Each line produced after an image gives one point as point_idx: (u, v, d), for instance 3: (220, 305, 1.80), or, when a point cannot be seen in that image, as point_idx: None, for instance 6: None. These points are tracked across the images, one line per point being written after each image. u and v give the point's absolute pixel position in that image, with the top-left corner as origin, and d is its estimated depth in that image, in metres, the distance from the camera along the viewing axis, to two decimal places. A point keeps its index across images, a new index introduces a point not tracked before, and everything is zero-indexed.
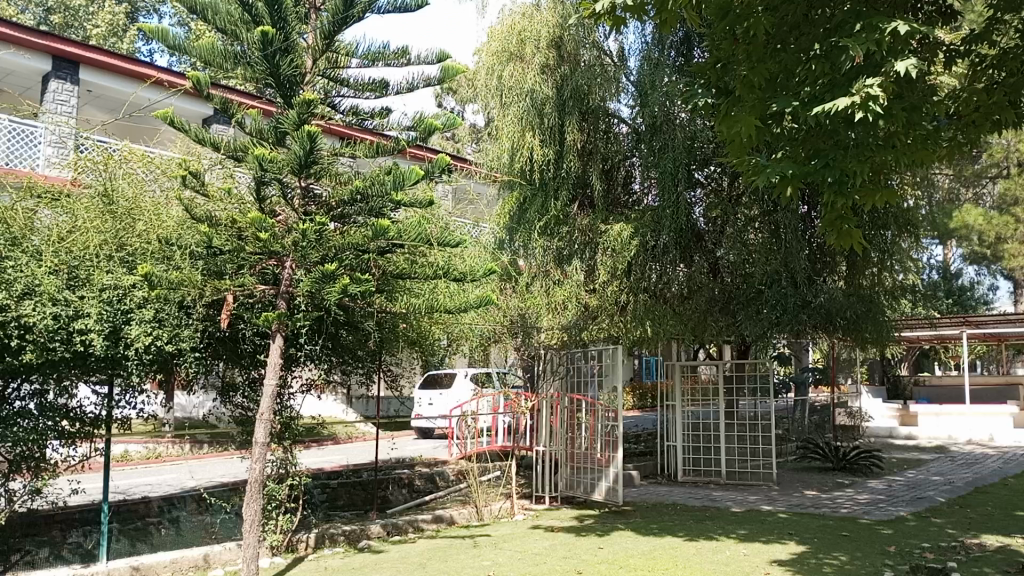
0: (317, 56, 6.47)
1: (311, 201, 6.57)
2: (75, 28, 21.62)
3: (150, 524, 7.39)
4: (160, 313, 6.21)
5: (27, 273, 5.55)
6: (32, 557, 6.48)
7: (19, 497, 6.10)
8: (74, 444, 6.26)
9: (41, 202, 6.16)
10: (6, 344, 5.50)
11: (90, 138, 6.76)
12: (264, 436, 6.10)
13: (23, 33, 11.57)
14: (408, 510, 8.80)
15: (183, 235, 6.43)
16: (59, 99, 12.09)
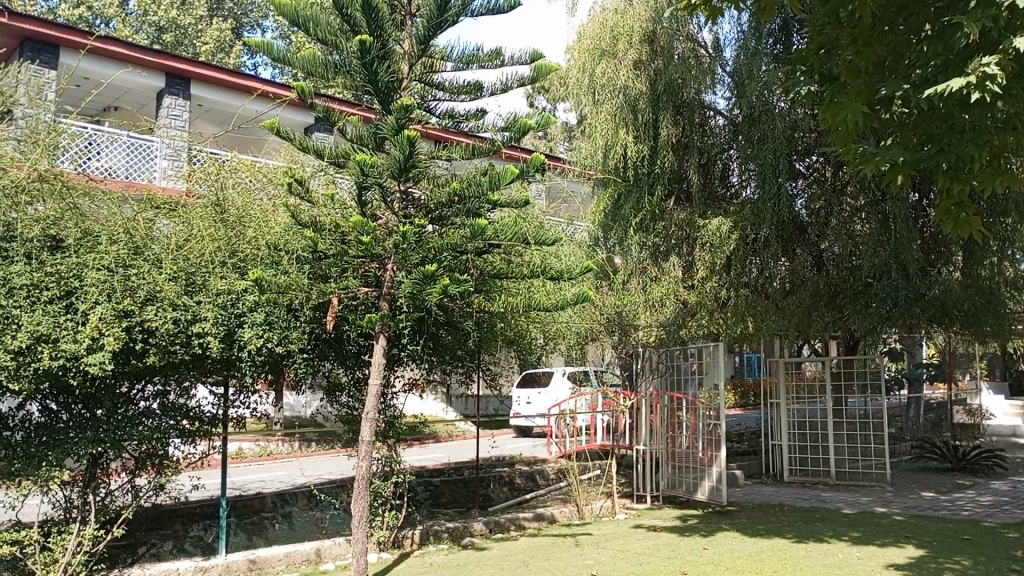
0: (413, 61, 6.59)
1: (410, 204, 6.69)
2: (185, 46, 22.63)
3: (264, 519, 7.69)
4: (270, 316, 6.46)
5: (148, 279, 5.85)
6: (158, 549, 6.85)
7: (145, 492, 6.43)
8: (194, 442, 6.59)
9: (158, 212, 6.49)
10: (132, 347, 5.83)
11: (203, 150, 7.10)
12: (370, 435, 6.27)
13: (139, 53, 12.24)
14: (509, 508, 8.88)
15: (290, 241, 6.69)
16: (172, 114, 12.75)
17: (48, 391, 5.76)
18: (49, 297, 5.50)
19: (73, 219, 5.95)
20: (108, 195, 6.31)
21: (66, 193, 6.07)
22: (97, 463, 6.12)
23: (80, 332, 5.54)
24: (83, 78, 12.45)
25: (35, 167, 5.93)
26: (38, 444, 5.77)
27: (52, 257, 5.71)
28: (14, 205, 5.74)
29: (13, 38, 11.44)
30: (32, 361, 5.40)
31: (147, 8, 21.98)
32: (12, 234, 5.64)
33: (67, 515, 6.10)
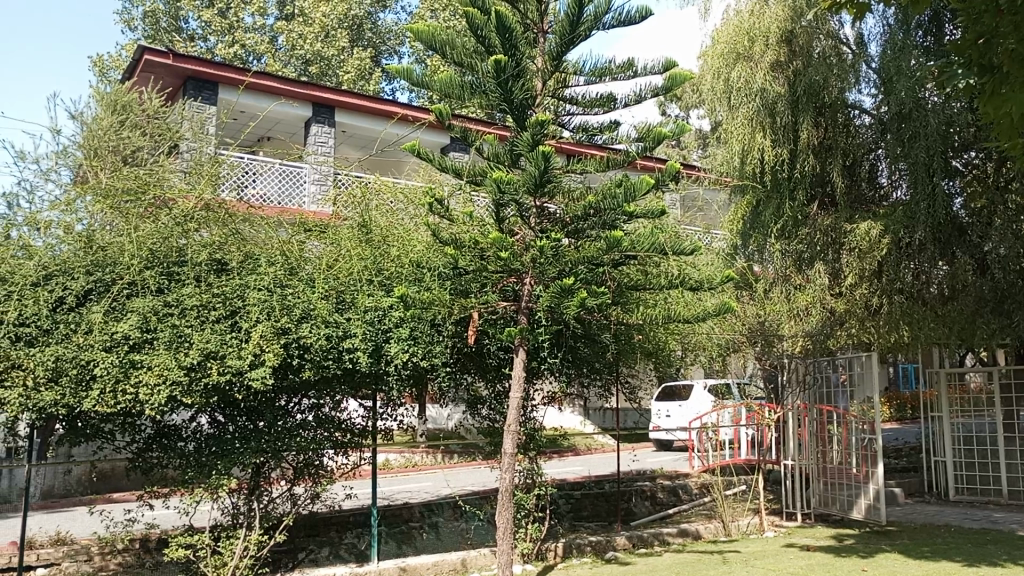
0: (547, 78, 6.66)
1: (547, 219, 6.74)
2: (329, 76, 23.70)
3: (413, 528, 7.96)
4: (415, 331, 6.66)
5: (303, 298, 6.20)
6: (315, 555, 7.21)
7: (302, 500, 6.77)
8: (346, 452, 6.87)
9: (310, 234, 6.85)
10: (290, 362, 6.15)
11: (349, 173, 7.46)
12: (512, 447, 6.36)
13: (288, 86, 12.99)
14: (651, 523, 8.75)
15: (432, 258, 6.91)
16: (319, 141, 13.45)
17: (215, 405, 6.19)
18: (215, 317, 5.92)
19: (236, 243, 6.40)
20: (266, 220, 6.71)
21: (229, 220, 6.47)
22: (260, 472, 6.47)
23: (243, 348, 5.90)
24: (239, 112, 13.34)
25: (202, 197, 6.43)
26: (208, 454, 6.20)
27: (218, 279, 6.16)
28: (183, 232, 6.25)
29: (177, 78, 12.38)
30: (202, 376, 5.80)
31: (294, 43, 23.27)
32: (184, 260, 6.18)
33: (234, 520, 6.47)
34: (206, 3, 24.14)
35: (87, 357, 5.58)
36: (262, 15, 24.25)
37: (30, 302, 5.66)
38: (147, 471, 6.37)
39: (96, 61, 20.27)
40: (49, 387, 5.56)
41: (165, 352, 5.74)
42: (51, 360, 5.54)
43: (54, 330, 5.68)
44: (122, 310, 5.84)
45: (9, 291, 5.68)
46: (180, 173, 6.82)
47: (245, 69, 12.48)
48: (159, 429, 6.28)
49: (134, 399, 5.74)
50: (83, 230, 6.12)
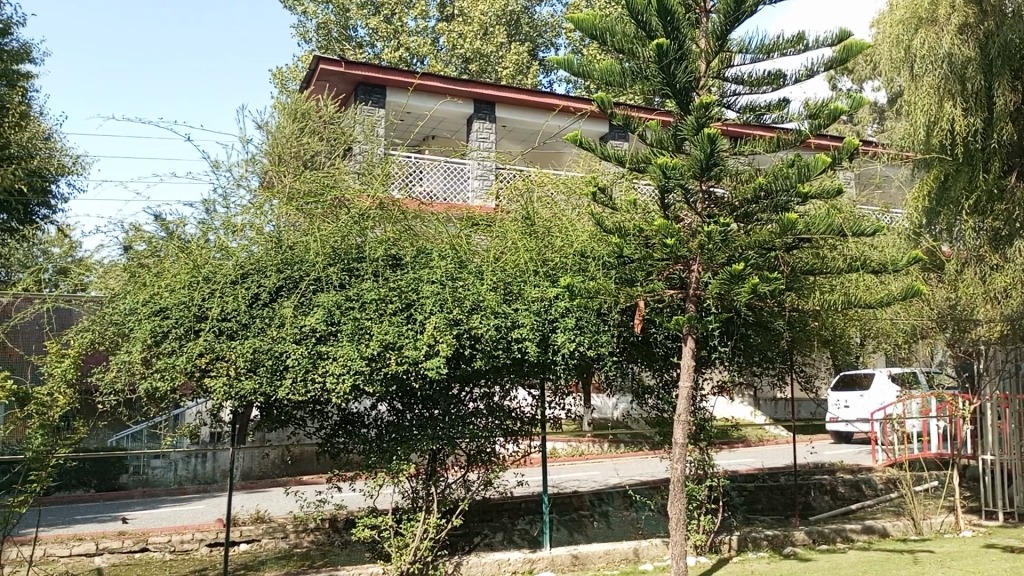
0: (711, 58, 6.47)
1: (713, 204, 6.52)
2: (488, 73, 24.24)
3: (584, 516, 8.02)
4: (581, 320, 6.67)
5: (473, 290, 6.36)
6: (490, 540, 7.46)
7: (476, 487, 6.91)
8: (517, 441, 6.99)
9: (477, 228, 7.04)
10: (462, 352, 6.33)
11: (512, 167, 7.59)
12: (683, 437, 6.24)
13: (451, 85, 13.43)
14: (832, 519, 8.34)
15: (596, 247, 6.95)
16: (481, 137, 13.86)
17: (394, 393, 6.48)
18: (393, 309, 6.19)
19: (408, 239, 6.68)
20: (435, 215, 6.96)
21: (401, 217, 6.80)
22: (436, 458, 6.70)
23: (418, 339, 6.11)
24: (406, 113, 13.92)
25: (378, 197, 6.79)
26: (389, 440, 6.51)
27: (393, 274, 6.45)
28: (361, 230, 6.61)
29: (349, 84, 13.07)
30: (382, 366, 6.08)
31: (454, 42, 23.97)
32: (362, 256, 6.52)
33: (413, 504, 6.72)
34: (372, 10, 25.25)
35: (280, 349, 6.00)
36: (424, 18, 25.12)
37: (230, 299, 6.14)
38: (335, 455, 6.81)
39: (276, 74, 21.76)
40: (248, 376, 6.02)
41: (348, 343, 6.05)
42: (250, 352, 5.99)
43: (251, 324, 6.12)
44: (310, 305, 6.22)
45: (212, 289, 6.19)
46: (355, 174, 7.24)
47: (412, 72, 12.98)
48: (344, 416, 6.71)
49: (322, 387, 6.11)
50: (272, 231, 6.59)
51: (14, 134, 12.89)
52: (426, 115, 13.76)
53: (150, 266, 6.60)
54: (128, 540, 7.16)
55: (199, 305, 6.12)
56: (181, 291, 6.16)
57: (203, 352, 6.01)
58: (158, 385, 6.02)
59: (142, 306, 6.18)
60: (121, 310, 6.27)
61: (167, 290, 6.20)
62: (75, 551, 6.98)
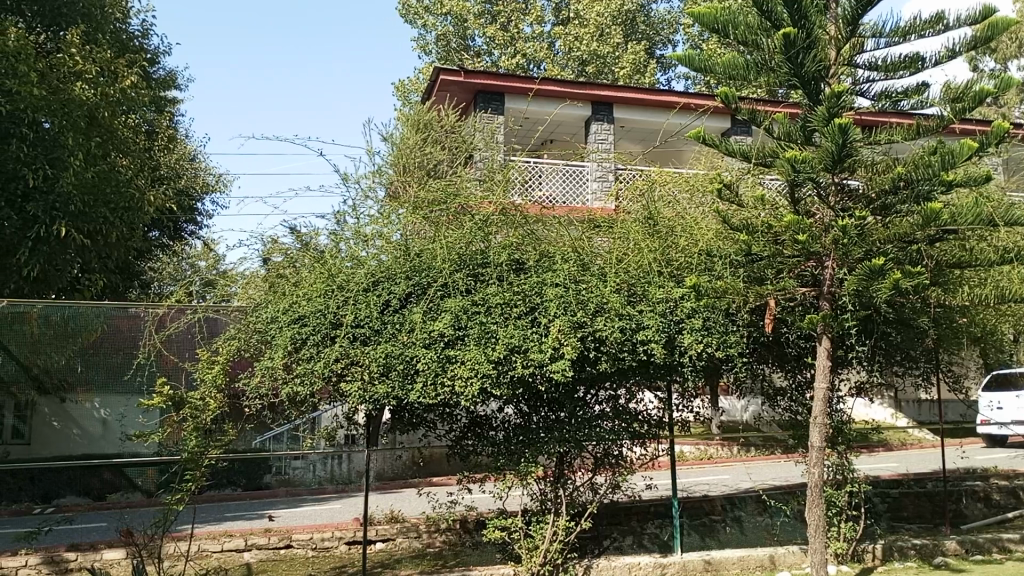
0: (842, 45, 6.20)
1: (847, 196, 6.25)
2: (606, 74, 24.26)
3: (715, 521, 7.91)
4: (709, 320, 6.53)
5: (597, 293, 6.35)
6: (620, 544, 7.39)
7: (604, 490, 6.87)
8: (645, 444, 6.92)
9: (599, 230, 7.01)
10: (587, 355, 6.29)
11: (633, 167, 7.52)
12: (820, 441, 5.99)
13: (568, 88, 13.48)
14: (987, 528, 7.81)
15: (722, 245, 6.81)
16: (599, 138, 13.86)
17: (520, 396, 6.53)
18: (517, 313, 6.24)
19: (531, 243, 6.76)
20: (557, 219, 6.97)
21: (524, 222, 6.87)
22: (564, 461, 6.71)
23: (544, 342, 6.13)
24: (524, 119, 14.07)
25: (500, 202, 6.91)
26: (516, 443, 6.57)
27: (517, 278, 6.52)
28: (484, 235, 6.73)
29: (469, 93, 13.32)
30: (508, 369, 6.13)
31: (571, 45, 23.92)
32: (487, 261, 6.62)
33: (542, 506, 6.75)
34: (489, 19, 25.59)
35: (411, 353, 6.16)
36: (539, 23, 25.28)
37: (363, 306, 6.36)
38: (465, 457, 6.96)
39: (397, 86, 22.43)
40: (381, 380, 6.21)
41: (475, 347, 6.14)
42: (382, 357, 6.18)
43: (383, 330, 6.32)
44: (437, 310, 6.35)
45: (346, 297, 6.45)
46: (478, 181, 7.37)
47: (530, 77, 13.12)
48: (472, 419, 6.83)
49: (451, 390, 6.23)
50: (399, 240, 6.81)
51: (161, 155, 13.86)
52: (546, 119, 13.88)
53: (288, 276, 6.94)
54: (273, 536, 7.51)
55: (335, 312, 6.38)
56: (318, 300, 6.46)
57: (339, 357, 6.25)
58: (299, 389, 6.32)
59: (282, 315, 6.52)
60: (264, 318, 6.63)
61: (305, 299, 6.51)
62: (226, 546, 7.38)
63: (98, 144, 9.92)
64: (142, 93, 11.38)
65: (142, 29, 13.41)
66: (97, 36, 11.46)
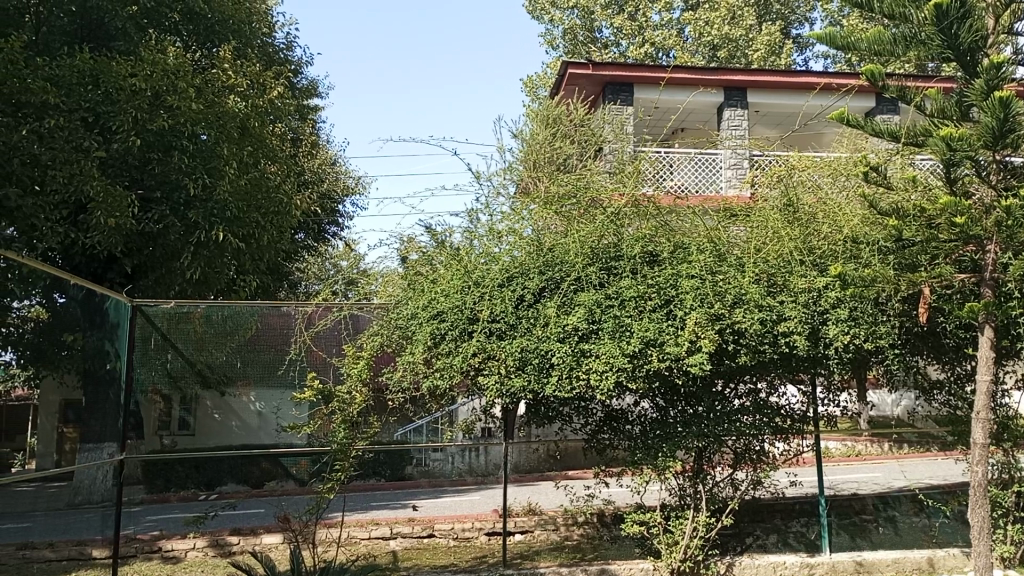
0: (1001, 12, 5.75)
1: (1010, 174, 5.79)
2: (738, 58, 23.63)
3: (867, 521, 7.54)
4: (856, 310, 6.23)
5: (734, 284, 6.18)
6: (763, 542, 7.21)
7: (745, 486, 6.71)
8: (788, 439, 6.72)
9: (735, 218, 6.82)
10: (726, 348, 6.15)
11: (770, 153, 7.25)
12: (983, 437, 5.57)
13: (700, 74, 13.18)
14: None
15: (870, 231, 6.47)
16: (732, 125, 13.50)
17: (657, 391, 6.45)
18: (652, 306, 6.16)
19: (665, 235, 6.64)
20: (691, 210, 6.81)
21: (657, 213, 6.77)
22: (703, 456, 6.59)
23: (680, 335, 6.02)
24: (654, 109, 13.89)
25: (632, 194, 6.83)
26: (654, 437, 6.49)
27: (651, 270, 6.43)
28: (617, 228, 6.67)
29: (597, 86, 13.26)
30: (644, 363, 6.07)
31: (701, 31, 23.43)
32: (621, 254, 6.55)
33: (681, 501, 6.66)
34: (617, 9, 25.29)
35: (546, 347, 6.22)
36: (668, 10, 24.85)
37: (499, 301, 6.46)
38: (602, 450, 6.99)
39: (525, 82, 22.59)
40: (517, 374, 6.32)
41: (610, 340, 6.12)
42: (518, 351, 6.27)
43: (518, 324, 6.40)
44: (572, 304, 6.37)
45: (481, 293, 6.56)
46: (608, 174, 7.33)
47: (661, 66, 12.92)
48: (609, 412, 6.83)
49: (587, 384, 6.23)
50: (531, 235, 6.86)
51: (305, 161, 14.56)
52: (677, 108, 13.64)
53: (425, 274, 7.11)
54: (416, 525, 7.82)
55: (471, 308, 6.50)
56: (455, 296, 6.60)
57: (476, 351, 6.37)
58: (439, 382, 6.51)
59: (422, 311, 6.71)
60: (404, 315, 6.85)
61: (442, 296, 6.67)
62: (372, 534, 7.75)
63: (249, 153, 10.54)
64: (287, 102, 11.99)
65: (285, 42, 14.12)
66: (246, 51, 12.16)
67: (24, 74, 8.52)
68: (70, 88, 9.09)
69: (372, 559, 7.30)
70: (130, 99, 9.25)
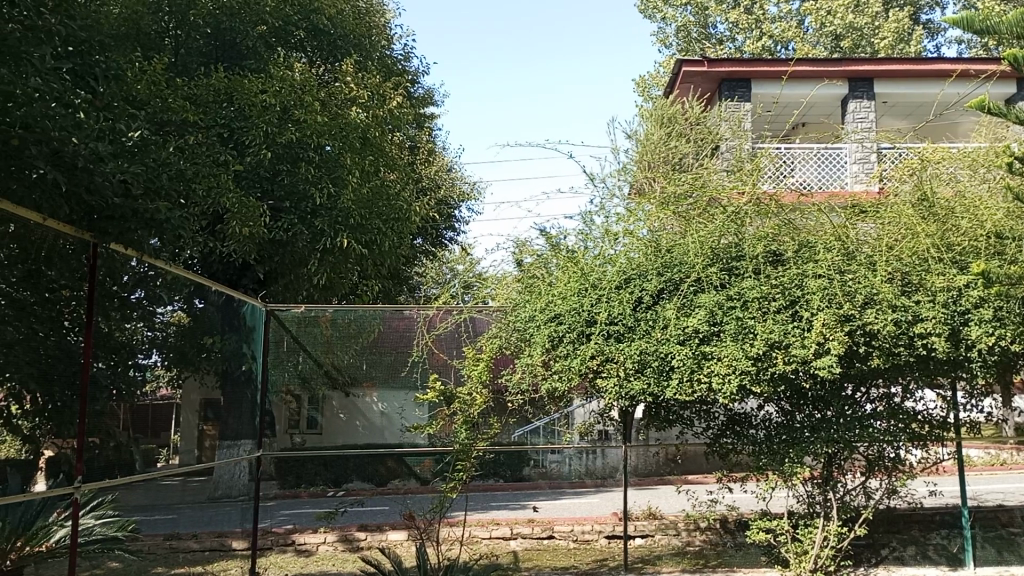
0: None
1: None
2: (863, 47, 22.71)
3: (1013, 535, 6.99)
4: (1001, 310, 5.87)
5: (865, 283, 5.91)
6: (900, 553, 6.89)
7: (879, 495, 6.42)
8: (926, 447, 6.38)
9: (864, 216, 6.49)
10: (856, 350, 5.90)
11: (901, 146, 6.91)
12: None
13: (823, 66, 12.77)
14: None
15: (1016, 226, 6.15)
16: (858, 117, 12.99)
17: (783, 394, 6.26)
18: (777, 307, 5.98)
19: (790, 233, 6.41)
20: (816, 206, 6.53)
21: (780, 211, 6.54)
22: (833, 462, 6.35)
23: (807, 337, 5.83)
24: (775, 104, 13.52)
25: (753, 192, 6.61)
26: (779, 442, 6.30)
27: (775, 270, 6.22)
28: (738, 227, 6.49)
29: (714, 82, 13.04)
30: (769, 365, 5.91)
31: (823, 20, 22.64)
32: (742, 254, 6.35)
33: (810, 509, 6.45)
34: (732, 3, 24.75)
35: (665, 350, 6.14)
36: (787, 1, 24.13)
37: (617, 303, 6.41)
38: (724, 456, 6.81)
39: (640, 81, 22.46)
40: (637, 376, 6.27)
41: (732, 343, 5.99)
42: (637, 354, 6.22)
43: (637, 326, 6.34)
44: (692, 306, 6.26)
45: (599, 295, 6.52)
46: (725, 173, 7.19)
47: (780, 60, 12.56)
48: (731, 416, 6.69)
49: (708, 387, 6.10)
50: (647, 236, 6.77)
51: (422, 168, 14.92)
52: (800, 102, 13.23)
53: (541, 278, 7.10)
54: (536, 527, 7.89)
55: (589, 310, 6.48)
56: (573, 299, 6.60)
57: (594, 354, 6.36)
58: (558, 384, 6.57)
59: (540, 314, 6.74)
60: (522, 318, 6.89)
61: (560, 298, 6.68)
62: (493, 534, 7.88)
63: (371, 162, 10.88)
64: (406, 111, 12.29)
65: (403, 53, 14.53)
66: (366, 63, 12.54)
67: (167, 94, 9.14)
68: (206, 106, 9.66)
69: (494, 558, 7.39)
70: (262, 114, 9.78)
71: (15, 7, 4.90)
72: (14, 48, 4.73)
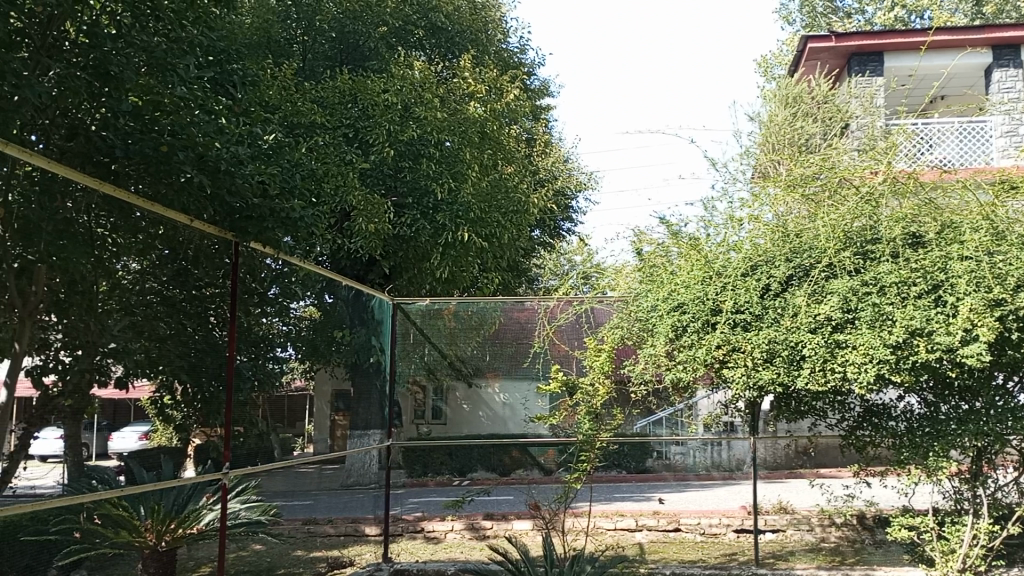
0: None
1: None
2: (1009, 12, 21.17)
3: None
4: None
5: (1018, 265, 5.46)
6: None
7: None
8: None
9: (1015, 191, 5.97)
10: (1008, 337, 5.52)
11: None
12: None
13: (964, 35, 11.99)
14: None
15: None
16: (1004, 88, 12.16)
17: (926, 384, 5.97)
18: (918, 292, 5.64)
19: (931, 213, 6.00)
20: (959, 183, 6.13)
21: (920, 190, 6.14)
22: (983, 456, 5.93)
23: (951, 323, 5.48)
24: (910, 78, 12.81)
25: (889, 171, 6.24)
26: (923, 434, 5.94)
27: (915, 253, 5.84)
28: (874, 209, 6.14)
29: (842, 58, 12.49)
30: (911, 354, 5.59)
31: None
32: (879, 237, 6.04)
33: (958, 506, 6.13)
34: None
35: (796, 339, 5.93)
36: None
37: (743, 291, 6.23)
38: (861, 449, 6.52)
39: (761, 62, 21.75)
40: (766, 366, 6.09)
41: (868, 331, 5.70)
42: (766, 343, 6.04)
43: (765, 315, 6.14)
44: (823, 292, 5.99)
45: (724, 282, 6.35)
46: (856, 152, 6.85)
47: (917, 30, 11.88)
48: (868, 407, 6.41)
49: (843, 377, 5.87)
50: (773, 220, 6.56)
51: (539, 159, 14.98)
52: (938, 75, 12.48)
53: (662, 266, 6.95)
54: (662, 519, 7.94)
55: (714, 298, 6.32)
56: (696, 287, 6.45)
57: (721, 343, 6.22)
58: (683, 375, 6.45)
59: (662, 303, 6.63)
60: (644, 307, 6.80)
61: (683, 286, 6.55)
62: (618, 525, 7.96)
63: (489, 155, 11.01)
64: (523, 103, 12.37)
65: (519, 45, 14.61)
66: (483, 58, 12.70)
67: (296, 98, 9.71)
68: (333, 108, 10.06)
69: (620, 550, 7.36)
70: (384, 113, 10.06)
71: (159, 21, 5.27)
72: (161, 59, 5.16)
